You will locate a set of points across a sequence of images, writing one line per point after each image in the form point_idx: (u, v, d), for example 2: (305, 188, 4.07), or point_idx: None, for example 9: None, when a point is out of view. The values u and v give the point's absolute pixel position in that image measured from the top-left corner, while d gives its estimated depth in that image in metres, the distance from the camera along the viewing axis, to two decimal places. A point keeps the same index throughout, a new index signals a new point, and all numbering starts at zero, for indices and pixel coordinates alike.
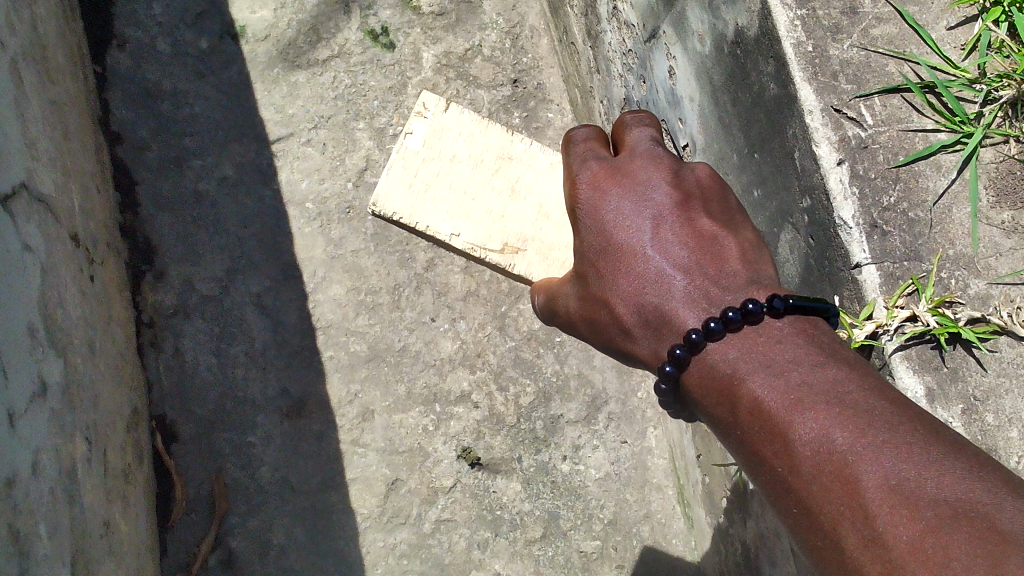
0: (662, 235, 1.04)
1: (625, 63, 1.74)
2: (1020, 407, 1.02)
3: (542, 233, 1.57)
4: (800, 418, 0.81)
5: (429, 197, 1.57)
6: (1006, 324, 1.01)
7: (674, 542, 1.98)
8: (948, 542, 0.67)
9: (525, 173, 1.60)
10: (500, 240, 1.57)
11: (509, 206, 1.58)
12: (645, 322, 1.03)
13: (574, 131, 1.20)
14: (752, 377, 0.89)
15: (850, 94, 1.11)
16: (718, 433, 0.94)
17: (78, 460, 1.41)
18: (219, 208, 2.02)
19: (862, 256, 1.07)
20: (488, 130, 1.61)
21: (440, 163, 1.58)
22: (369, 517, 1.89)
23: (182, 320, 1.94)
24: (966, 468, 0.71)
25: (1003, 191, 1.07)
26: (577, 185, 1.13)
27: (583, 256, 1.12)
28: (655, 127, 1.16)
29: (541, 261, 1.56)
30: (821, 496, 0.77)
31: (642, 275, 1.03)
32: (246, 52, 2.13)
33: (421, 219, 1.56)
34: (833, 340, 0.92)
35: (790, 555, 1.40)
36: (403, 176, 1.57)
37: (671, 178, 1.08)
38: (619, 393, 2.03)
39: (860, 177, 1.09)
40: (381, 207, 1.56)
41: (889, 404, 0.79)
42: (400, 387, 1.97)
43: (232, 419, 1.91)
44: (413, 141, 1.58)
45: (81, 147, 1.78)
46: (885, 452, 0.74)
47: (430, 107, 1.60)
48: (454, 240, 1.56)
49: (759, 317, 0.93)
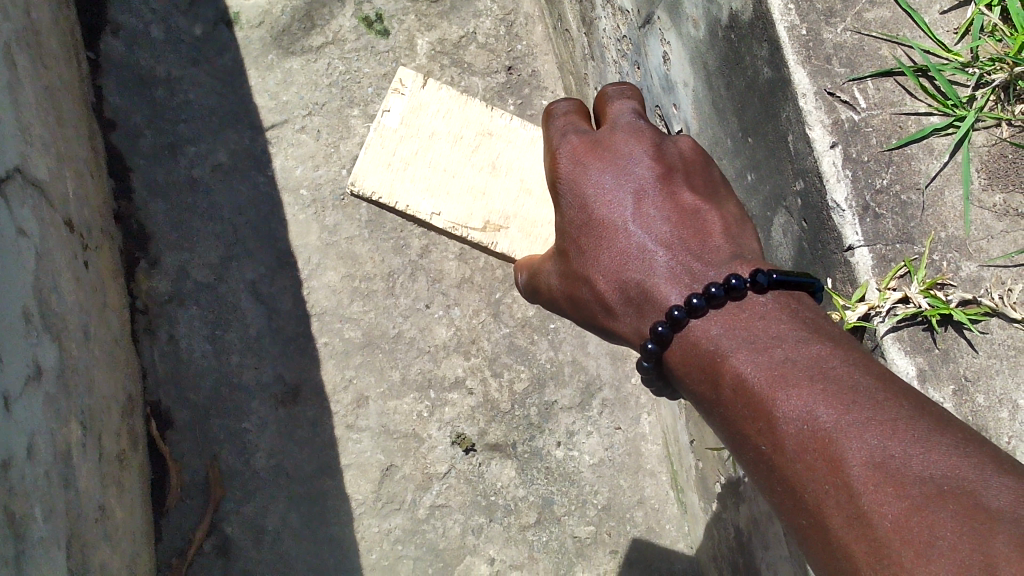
0: (644, 210, 1.05)
1: (619, 49, 1.74)
2: (1010, 388, 1.02)
3: (523, 209, 1.72)
4: (784, 396, 0.81)
5: (409, 174, 1.72)
6: (997, 306, 1.02)
7: (667, 528, 1.99)
8: (933, 520, 0.67)
9: (504, 149, 1.75)
10: (482, 216, 1.73)
11: (490, 183, 1.73)
12: (627, 299, 1.04)
13: (555, 105, 1.20)
14: (735, 354, 0.89)
15: (843, 77, 1.12)
16: (701, 410, 0.95)
17: (73, 445, 1.42)
18: (213, 195, 2.01)
19: (855, 239, 1.08)
20: (466, 106, 1.75)
21: (419, 140, 1.73)
22: (363, 502, 1.90)
23: (177, 307, 1.94)
24: (950, 445, 0.72)
25: (996, 174, 1.08)
26: (558, 158, 1.14)
27: (565, 232, 1.13)
28: (637, 99, 1.17)
29: (522, 236, 1.72)
30: (805, 473, 0.78)
31: (624, 251, 1.04)
32: (239, 39, 2.12)
33: (400, 199, 1.72)
34: (816, 314, 0.93)
35: (783, 538, 1.41)
36: (382, 157, 1.72)
37: (653, 151, 1.09)
38: (613, 379, 2.04)
39: (853, 160, 1.10)
40: (360, 186, 1.72)
41: (873, 380, 0.79)
42: (395, 373, 1.97)
43: (226, 405, 1.91)
44: (391, 119, 1.72)
45: (75, 133, 1.78)
46: (869, 429, 0.75)
47: (407, 84, 1.73)
48: (435, 217, 1.73)
49: (742, 292, 0.93)
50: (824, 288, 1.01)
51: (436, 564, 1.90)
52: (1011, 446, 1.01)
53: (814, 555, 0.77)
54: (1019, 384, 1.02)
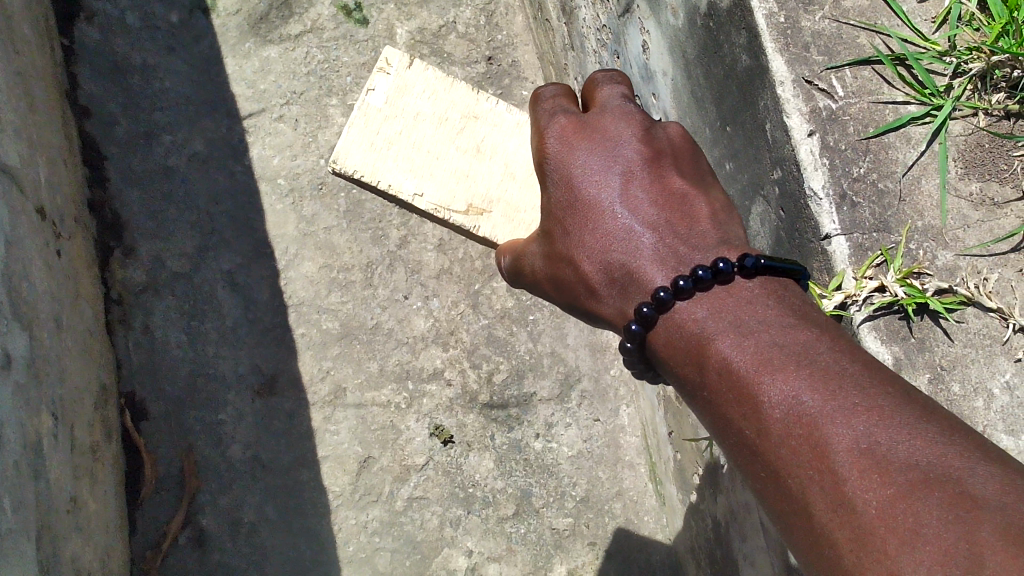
0: (631, 192, 1.04)
1: (599, 38, 1.73)
2: (985, 377, 1.03)
3: (507, 194, 1.47)
4: (770, 380, 0.81)
5: (392, 155, 1.48)
6: (972, 294, 1.03)
7: (645, 520, 1.99)
8: (919, 508, 0.67)
9: (488, 133, 1.51)
10: (465, 199, 1.48)
11: (475, 166, 1.49)
12: (611, 279, 1.03)
13: (541, 88, 1.17)
14: (721, 337, 0.89)
15: (821, 66, 1.12)
16: (684, 394, 0.94)
17: (44, 435, 1.40)
18: (189, 184, 1.99)
19: (832, 227, 1.07)
20: (453, 90, 1.53)
21: (404, 120, 1.50)
22: (340, 494, 1.89)
23: (152, 297, 1.92)
24: (937, 431, 0.72)
25: (972, 163, 1.09)
26: (544, 137, 1.12)
27: (550, 212, 1.11)
28: (626, 85, 1.15)
29: (506, 222, 1.46)
30: (790, 459, 0.77)
31: (610, 232, 1.03)
32: (216, 26, 2.10)
33: (382, 178, 1.47)
34: (802, 301, 0.93)
35: (760, 529, 1.41)
36: (364, 136, 1.48)
37: (642, 134, 1.07)
38: (592, 371, 2.04)
39: (831, 148, 1.09)
40: (340, 165, 1.47)
41: (860, 367, 0.79)
42: (372, 364, 1.96)
43: (202, 396, 1.89)
44: (376, 98, 1.50)
45: (48, 120, 1.75)
46: (855, 415, 0.74)
47: (393, 64, 1.51)
48: (417, 200, 1.47)
49: (730, 276, 0.93)
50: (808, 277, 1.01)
51: (414, 556, 1.88)
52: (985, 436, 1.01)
53: (797, 540, 0.77)
54: (993, 373, 1.03)
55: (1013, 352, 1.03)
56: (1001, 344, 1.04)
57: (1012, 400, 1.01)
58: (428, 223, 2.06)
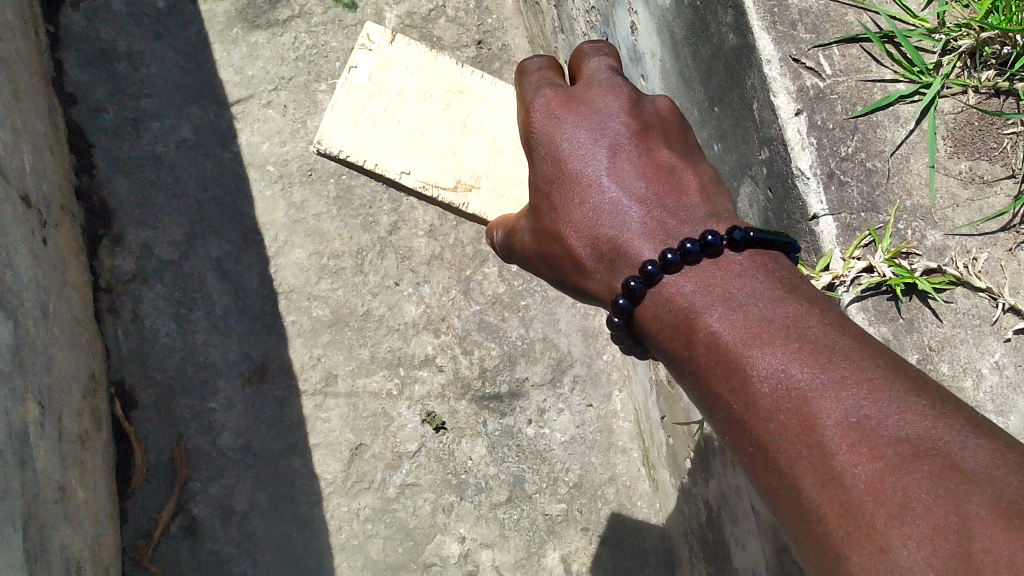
0: (618, 165, 1.02)
1: (588, 20, 1.72)
2: (974, 356, 1.02)
3: (496, 168, 1.41)
4: (758, 353, 0.80)
5: (377, 133, 1.41)
6: (962, 274, 1.02)
7: (639, 504, 1.98)
8: (909, 482, 0.67)
9: (475, 109, 1.44)
10: (452, 175, 1.41)
11: (462, 142, 1.42)
12: (599, 254, 1.01)
13: (527, 61, 1.15)
14: (709, 312, 0.87)
15: (808, 44, 1.10)
16: (672, 369, 0.93)
17: (30, 424, 1.38)
18: (177, 171, 1.98)
19: (819, 208, 1.06)
20: (437, 64, 1.45)
21: (388, 97, 1.43)
22: (332, 481, 1.88)
23: (141, 285, 1.90)
24: (927, 405, 0.71)
25: (961, 141, 1.08)
26: (531, 111, 1.09)
27: (536, 187, 1.09)
28: (614, 57, 1.13)
29: (495, 199, 1.40)
30: (778, 433, 0.76)
31: (597, 206, 1.02)
32: (203, 12, 2.08)
33: (368, 158, 1.40)
34: (791, 273, 0.92)
35: (752, 513, 1.41)
36: (348, 114, 1.41)
37: (630, 108, 1.06)
38: (585, 356, 2.03)
39: (818, 127, 1.08)
40: (325, 144, 1.40)
41: (849, 340, 0.78)
42: (364, 351, 1.95)
43: (193, 385, 1.88)
44: (359, 76, 1.43)
45: (33, 107, 1.73)
46: (844, 388, 0.73)
47: (376, 40, 1.45)
48: (404, 178, 1.41)
49: (719, 249, 0.91)
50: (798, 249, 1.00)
51: (406, 543, 1.88)
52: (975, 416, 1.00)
53: (782, 514, 0.76)
54: (982, 354, 1.02)
55: (1002, 332, 1.02)
56: (989, 324, 1.03)
57: (1001, 380, 1.00)
58: (418, 209, 2.05)
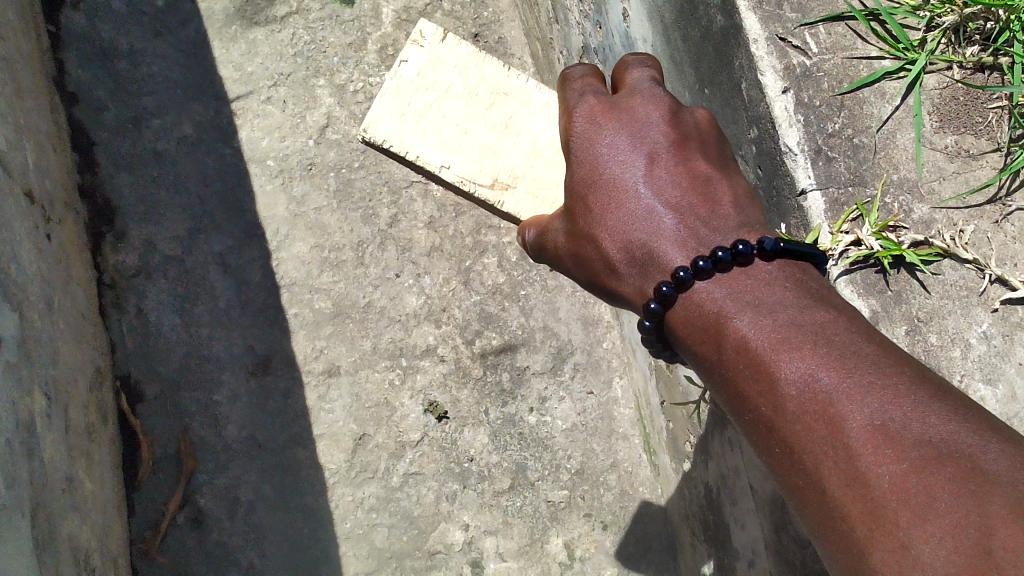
0: (655, 172, 1.02)
1: (582, 10, 1.74)
2: (961, 327, 1.04)
3: (532, 170, 1.51)
4: (786, 357, 0.81)
5: (422, 127, 1.54)
6: (949, 246, 1.04)
7: (641, 490, 2.00)
8: (932, 482, 0.68)
9: (518, 110, 1.55)
10: (490, 173, 1.53)
11: (502, 142, 1.53)
12: (631, 258, 1.01)
13: (570, 70, 1.16)
14: (738, 316, 0.89)
15: (794, 23, 1.12)
16: (701, 372, 0.94)
17: (37, 415, 1.41)
18: (178, 167, 2.00)
19: (807, 183, 1.08)
20: (484, 66, 1.57)
21: (435, 93, 1.55)
22: (336, 471, 1.90)
23: (145, 280, 1.93)
24: (950, 411, 0.73)
25: (947, 116, 1.10)
26: (573, 117, 1.10)
27: (573, 190, 1.09)
28: (656, 69, 1.13)
29: (529, 199, 1.50)
30: (803, 435, 0.78)
31: (632, 212, 1.02)
32: (202, 10, 2.10)
33: (410, 149, 1.54)
34: (821, 284, 0.93)
35: (750, 491, 1.42)
36: (396, 107, 1.55)
37: (669, 118, 1.05)
38: (585, 344, 2.05)
39: (805, 105, 1.10)
40: (371, 134, 1.54)
41: (875, 348, 0.80)
42: (366, 343, 1.97)
43: (197, 378, 1.90)
44: (409, 70, 1.56)
45: (35, 105, 1.75)
46: (870, 393, 0.75)
47: (427, 37, 1.57)
48: (444, 171, 1.54)
49: (749, 258, 0.93)
50: (828, 261, 1.01)
51: (411, 531, 1.89)
52: (963, 385, 1.02)
53: (806, 512, 0.78)
54: (971, 324, 1.04)
55: (990, 303, 1.04)
56: (977, 295, 1.05)
57: (989, 350, 1.03)
58: (418, 200, 2.06)
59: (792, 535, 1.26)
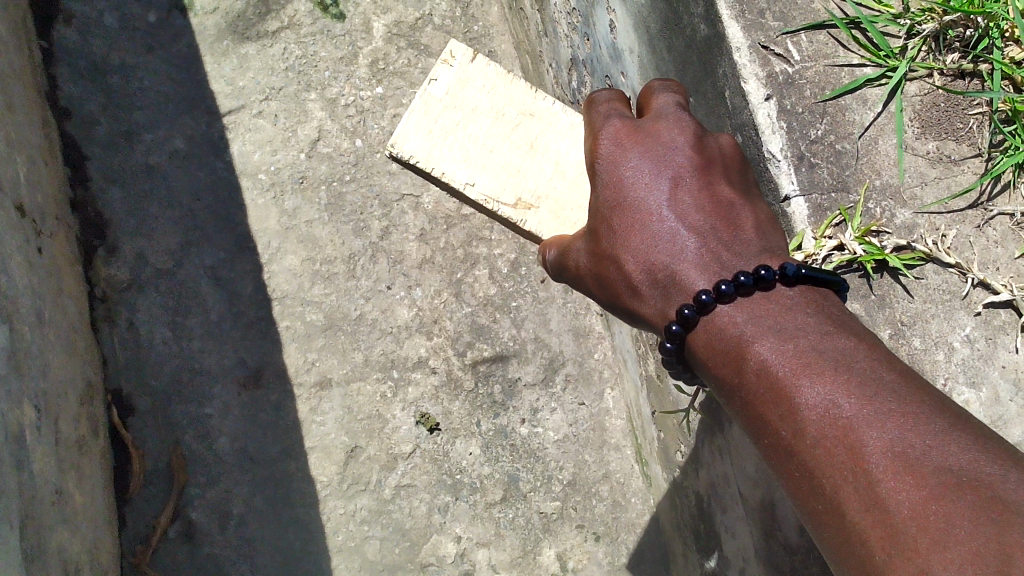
0: (679, 197, 1.00)
1: (570, 23, 1.75)
2: (944, 331, 1.06)
3: (556, 190, 1.31)
4: (808, 382, 0.81)
5: (449, 142, 1.31)
6: (931, 251, 1.06)
7: (633, 501, 2.00)
8: (950, 509, 0.68)
9: (544, 130, 1.33)
10: (514, 192, 1.31)
11: (527, 162, 1.32)
12: (653, 280, 0.99)
13: (596, 93, 1.13)
14: (759, 340, 0.89)
15: (776, 31, 1.13)
16: (721, 395, 0.94)
17: (26, 427, 1.41)
18: (170, 181, 2.00)
19: (790, 189, 1.10)
20: (514, 84, 1.35)
21: (463, 110, 1.33)
22: (328, 484, 1.89)
23: (136, 294, 1.93)
24: (971, 440, 0.72)
25: (928, 122, 1.11)
26: (599, 138, 1.06)
27: (595, 210, 1.06)
28: (682, 94, 1.08)
29: (553, 219, 1.30)
30: (824, 461, 0.78)
31: (655, 234, 0.99)
32: (194, 25, 2.11)
33: (436, 166, 1.31)
34: (842, 311, 0.92)
35: (739, 499, 1.43)
36: (421, 122, 1.32)
37: (694, 142, 1.02)
38: (577, 355, 2.05)
39: (787, 112, 1.11)
40: (396, 149, 1.31)
41: (896, 376, 0.80)
42: (357, 354, 1.97)
43: (188, 391, 1.90)
44: (437, 88, 1.33)
45: (26, 119, 1.76)
46: (890, 420, 0.75)
47: (458, 57, 1.34)
48: (468, 189, 1.31)
49: (771, 283, 0.92)
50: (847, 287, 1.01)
51: (402, 543, 1.89)
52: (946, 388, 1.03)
53: (826, 537, 0.77)
54: (954, 327, 1.06)
55: (973, 306, 1.06)
56: (960, 298, 1.07)
57: (972, 352, 1.05)
58: (409, 213, 2.06)
59: (782, 542, 1.26)
